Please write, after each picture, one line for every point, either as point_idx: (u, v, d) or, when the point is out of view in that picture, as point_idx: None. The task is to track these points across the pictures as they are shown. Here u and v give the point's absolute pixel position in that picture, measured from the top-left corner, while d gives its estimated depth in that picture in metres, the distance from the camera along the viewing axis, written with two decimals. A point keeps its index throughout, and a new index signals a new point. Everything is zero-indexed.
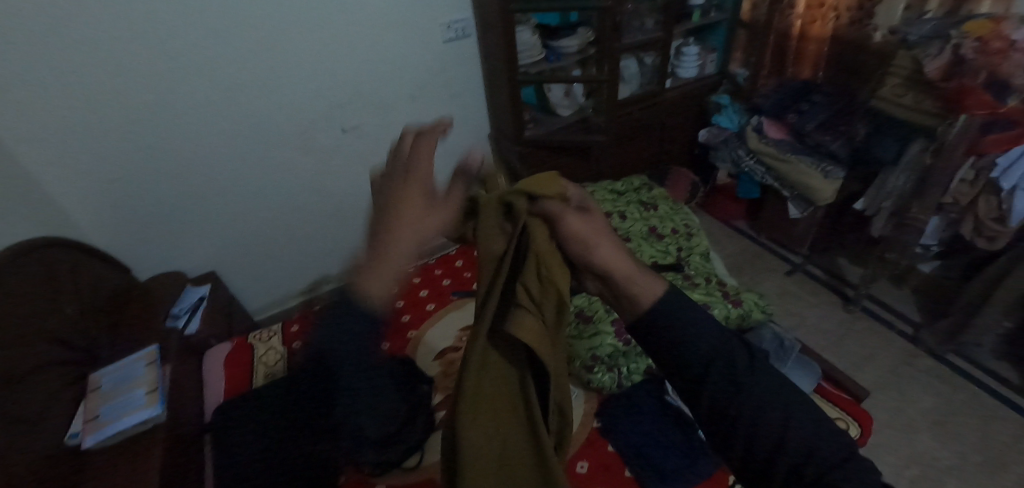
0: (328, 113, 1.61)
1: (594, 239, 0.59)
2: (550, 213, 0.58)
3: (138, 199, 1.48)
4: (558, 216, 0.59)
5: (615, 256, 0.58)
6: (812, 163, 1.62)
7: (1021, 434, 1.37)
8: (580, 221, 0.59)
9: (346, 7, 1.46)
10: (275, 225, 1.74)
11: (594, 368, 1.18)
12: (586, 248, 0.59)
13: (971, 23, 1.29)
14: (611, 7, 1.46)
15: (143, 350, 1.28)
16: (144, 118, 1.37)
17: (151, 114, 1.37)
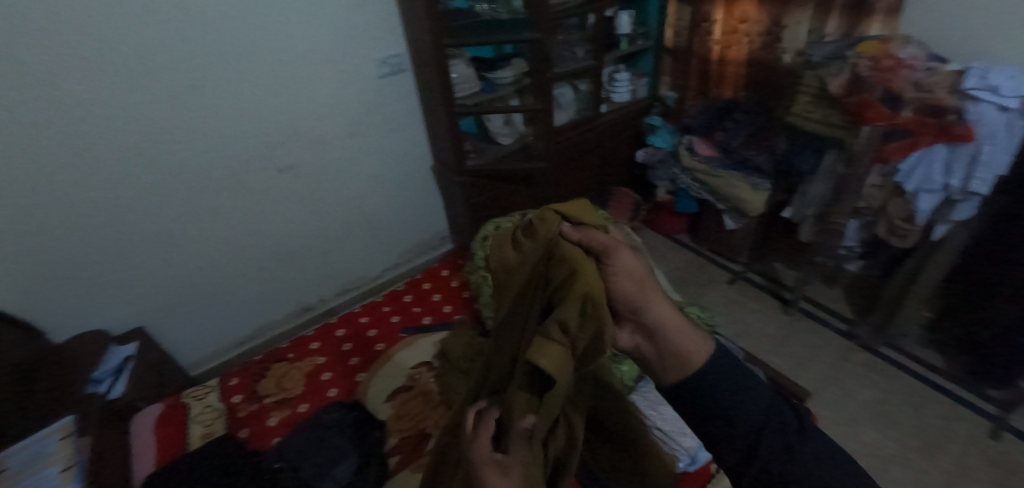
0: (257, 152, 1.54)
1: (646, 297, 0.58)
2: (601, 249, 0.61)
3: (46, 259, 1.35)
4: (609, 252, 0.61)
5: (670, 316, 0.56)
6: (741, 176, 1.72)
7: (950, 415, 1.48)
8: (627, 260, 0.60)
9: (271, 47, 1.41)
10: (206, 274, 1.64)
11: None
12: (642, 297, 0.58)
13: (864, 44, 1.46)
14: (540, 39, 1.51)
15: (61, 422, 1.24)
16: (55, 178, 1.26)
17: (59, 171, 1.26)
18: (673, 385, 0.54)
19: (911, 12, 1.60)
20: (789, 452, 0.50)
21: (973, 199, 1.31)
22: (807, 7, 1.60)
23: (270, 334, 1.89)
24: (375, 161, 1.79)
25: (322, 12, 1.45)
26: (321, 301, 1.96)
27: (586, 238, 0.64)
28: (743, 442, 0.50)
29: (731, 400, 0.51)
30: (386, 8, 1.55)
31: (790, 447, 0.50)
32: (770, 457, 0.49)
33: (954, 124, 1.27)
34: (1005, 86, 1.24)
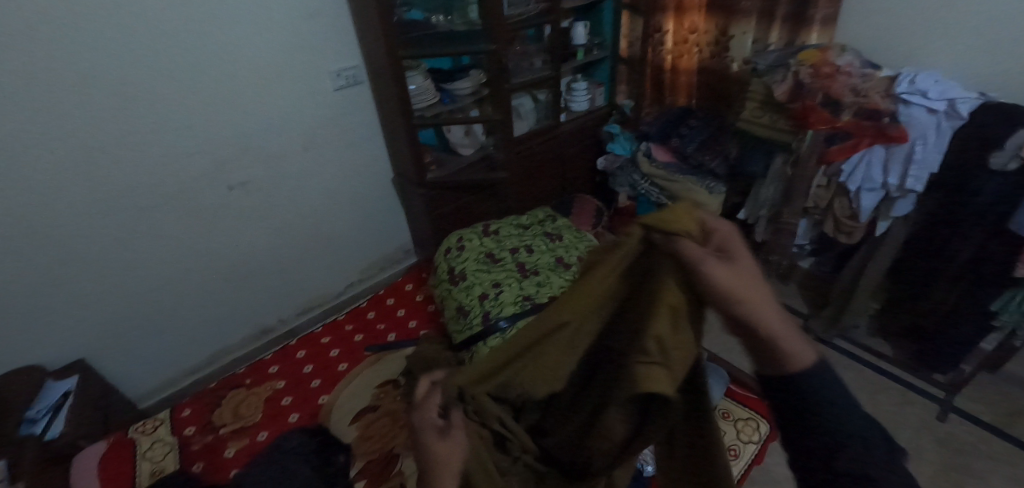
0: (207, 171, 1.47)
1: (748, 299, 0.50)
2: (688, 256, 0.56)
3: None
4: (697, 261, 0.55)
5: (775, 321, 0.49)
6: (698, 181, 1.76)
7: (901, 401, 1.57)
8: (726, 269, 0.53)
9: (220, 63, 1.36)
10: (154, 298, 1.55)
11: None
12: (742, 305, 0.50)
13: (805, 52, 1.52)
14: (497, 51, 1.52)
15: None
16: None
17: None
18: (765, 379, 0.51)
19: (846, 22, 1.69)
20: (873, 466, 0.43)
21: (910, 196, 1.38)
22: (751, 18, 1.68)
23: (226, 359, 1.80)
24: (334, 176, 1.76)
25: (273, 27, 1.41)
26: (280, 322, 1.89)
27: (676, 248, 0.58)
28: (833, 450, 0.45)
29: (817, 406, 0.46)
30: (340, 21, 1.53)
31: (890, 467, 0.43)
32: (854, 465, 0.43)
33: (889, 126, 1.35)
34: (933, 90, 1.34)
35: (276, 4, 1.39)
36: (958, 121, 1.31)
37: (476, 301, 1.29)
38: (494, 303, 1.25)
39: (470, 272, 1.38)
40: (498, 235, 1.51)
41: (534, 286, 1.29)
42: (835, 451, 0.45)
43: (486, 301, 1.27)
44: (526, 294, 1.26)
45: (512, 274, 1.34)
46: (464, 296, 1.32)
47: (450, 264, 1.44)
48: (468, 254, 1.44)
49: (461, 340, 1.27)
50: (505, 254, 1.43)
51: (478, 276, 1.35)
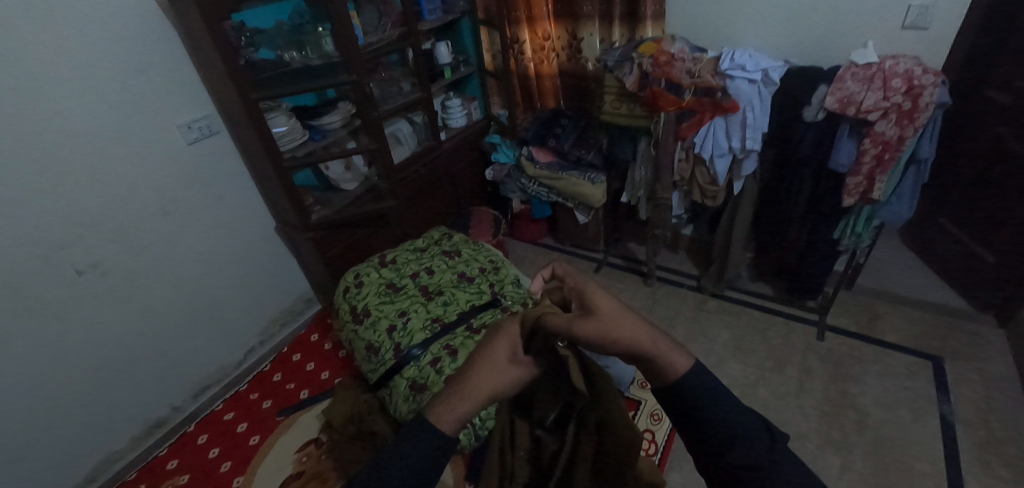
0: (42, 259, 1.26)
1: (612, 318, 0.54)
2: (580, 297, 0.58)
3: None
4: (585, 299, 0.57)
5: (624, 322, 0.54)
6: (579, 175, 1.91)
7: (787, 331, 1.79)
8: (603, 299, 0.56)
9: (36, 135, 1.18)
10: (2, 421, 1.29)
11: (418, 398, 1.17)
12: (604, 326, 0.53)
13: (643, 45, 1.66)
14: (360, 80, 1.50)
15: None
16: None
17: None
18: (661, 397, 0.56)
19: (673, 13, 1.89)
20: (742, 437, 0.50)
21: (752, 155, 1.58)
22: (594, 21, 1.84)
23: (112, 469, 1.55)
24: (208, 238, 1.61)
25: (99, 87, 1.26)
26: (174, 410, 1.67)
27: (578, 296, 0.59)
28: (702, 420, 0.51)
29: (713, 412, 0.51)
30: (181, 70, 1.42)
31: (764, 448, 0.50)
32: (724, 427, 0.50)
33: (722, 99, 1.52)
34: (748, 64, 1.54)
35: (97, 60, 1.24)
36: (774, 87, 1.52)
37: (384, 336, 1.28)
38: (403, 333, 1.27)
39: (373, 307, 1.36)
40: (396, 263, 1.49)
41: (440, 306, 1.32)
42: (722, 451, 0.50)
43: (396, 333, 1.27)
44: (433, 316, 1.29)
45: (417, 299, 1.35)
46: (372, 334, 1.31)
47: (352, 302, 1.41)
48: (368, 289, 1.41)
49: (377, 378, 1.26)
50: (406, 280, 1.42)
51: (382, 309, 1.34)
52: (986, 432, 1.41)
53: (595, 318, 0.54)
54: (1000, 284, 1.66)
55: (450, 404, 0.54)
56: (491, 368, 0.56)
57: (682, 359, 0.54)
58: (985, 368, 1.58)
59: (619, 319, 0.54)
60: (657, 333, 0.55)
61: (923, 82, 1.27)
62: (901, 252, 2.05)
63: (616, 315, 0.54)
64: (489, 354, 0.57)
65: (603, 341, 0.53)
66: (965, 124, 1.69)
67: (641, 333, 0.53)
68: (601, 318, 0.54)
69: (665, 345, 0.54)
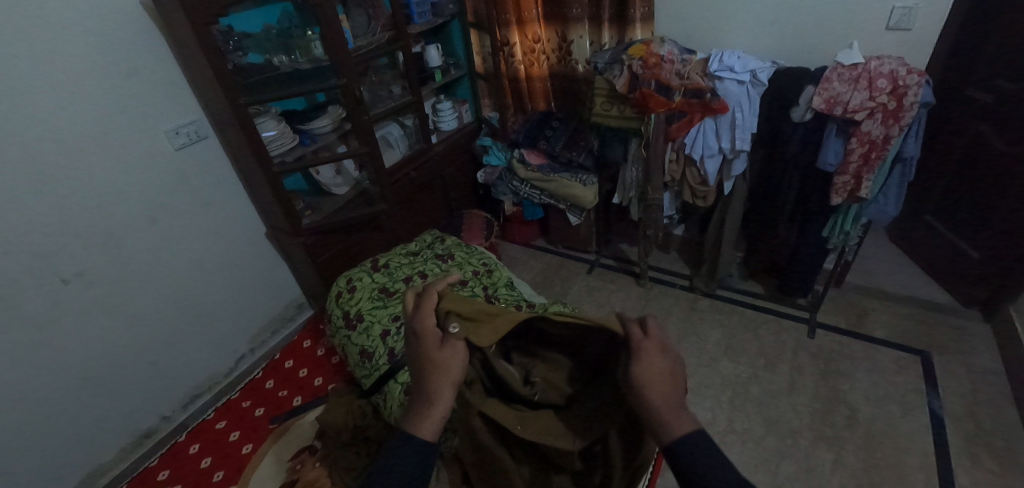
0: (24, 268, 1.24)
1: (646, 387, 0.60)
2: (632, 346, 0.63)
3: None
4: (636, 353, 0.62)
5: (654, 385, 0.59)
6: (570, 177, 1.92)
7: (779, 329, 1.81)
8: (650, 365, 0.60)
9: (19, 141, 1.16)
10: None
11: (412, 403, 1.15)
12: (643, 386, 0.60)
13: (633, 48, 1.65)
14: (349, 84, 1.49)
15: None
16: None
17: None
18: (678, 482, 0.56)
19: (662, 17, 1.91)
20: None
21: (741, 156, 1.59)
22: (584, 23, 1.85)
23: (100, 481, 1.53)
24: (197, 245, 1.60)
25: (83, 93, 1.24)
26: (164, 420, 1.65)
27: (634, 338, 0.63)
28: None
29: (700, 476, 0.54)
30: (169, 74, 1.40)
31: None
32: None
33: (711, 100, 1.53)
34: (737, 65, 1.55)
35: (81, 66, 1.22)
36: (762, 87, 1.53)
37: (378, 341, 1.28)
38: (397, 337, 1.26)
39: (366, 312, 1.35)
40: (389, 267, 1.49)
41: None
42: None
43: (389, 338, 1.27)
44: None
45: None
46: (365, 339, 1.30)
47: (344, 307, 1.41)
48: (360, 294, 1.41)
49: (371, 383, 1.25)
50: (399, 285, 1.42)
51: (375, 314, 1.33)
52: (973, 425, 1.43)
53: (640, 378, 0.60)
54: (985, 279, 1.69)
55: (432, 416, 0.65)
56: (444, 371, 0.67)
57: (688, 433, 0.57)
58: (972, 362, 1.60)
59: (657, 381, 0.60)
60: (677, 405, 0.59)
61: (907, 82, 1.28)
62: (890, 249, 2.09)
63: (653, 383, 0.59)
64: (439, 354, 0.69)
65: (640, 399, 0.60)
66: (949, 122, 1.72)
67: (661, 396, 0.59)
68: (641, 385, 0.60)
69: (674, 409, 0.59)
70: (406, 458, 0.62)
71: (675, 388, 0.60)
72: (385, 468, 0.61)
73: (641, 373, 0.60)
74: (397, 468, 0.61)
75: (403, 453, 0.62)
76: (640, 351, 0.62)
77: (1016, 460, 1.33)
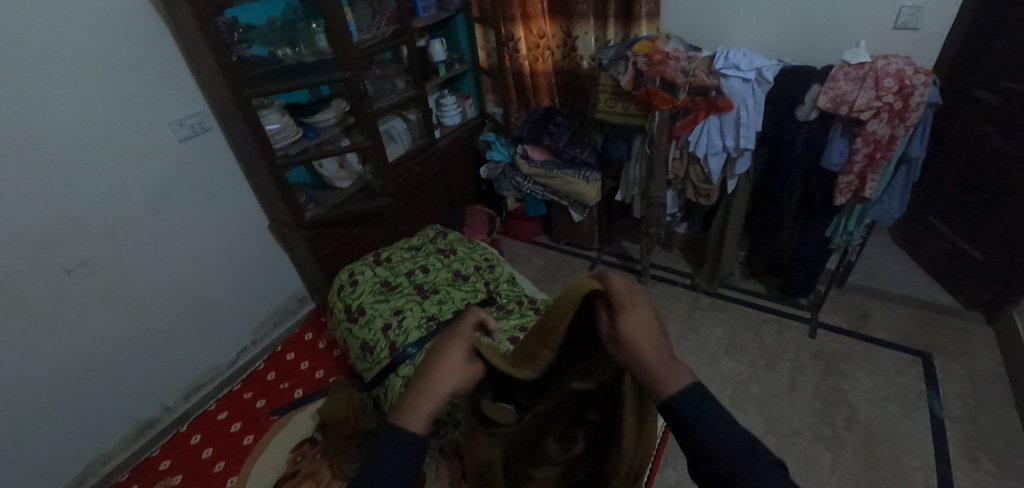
0: (29, 258, 1.24)
1: (636, 344, 0.62)
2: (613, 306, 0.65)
3: None
4: (619, 311, 0.64)
5: (643, 337, 0.62)
6: (574, 173, 1.91)
7: (780, 328, 1.81)
8: (634, 320, 0.62)
9: (24, 130, 1.16)
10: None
11: None
12: (631, 342, 0.62)
13: (638, 44, 1.64)
14: (353, 77, 1.49)
15: None
16: None
17: None
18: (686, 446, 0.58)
19: (668, 14, 1.90)
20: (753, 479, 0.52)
21: (745, 154, 1.59)
22: (589, 19, 1.84)
23: (102, 471, 1.54)
24: (200, 237, 1.60)
25: (88, 83, 1.24)
26: (165, 411, 1.66)
27: (612, 295, 0.65)
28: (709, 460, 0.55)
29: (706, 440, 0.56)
30: (173, 65, 1.40)
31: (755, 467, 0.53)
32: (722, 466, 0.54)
33: (716, 98, 1.52)
34: (742, 63, 1.54)
35: (87, 57, 1.23)
36: (767, 86, 1.53)
37: (379, 334, 1.28)
38: (398, 331, 1.26)
39: (368, 306, 1.36)
40: (391, 261, 1.49)
41: (435, 304, 1.32)
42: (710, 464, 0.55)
43: (390, 332, 1.27)
44: (429, 314, 1.28)
45: (412, 298, 1.35)
46: (367, 332, 1.31)
47: (346, 301, 1.41)
48: (362, 288, 1.41)
49: (372, 377, 1.26)
50: (401, 279, 1.42)
51: (376, 308, 1.34)
52: (974, 427, 1.43)
53: (627, 334, 0.62)
54: (988, 281, 1.68)
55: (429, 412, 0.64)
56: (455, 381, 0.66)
57: (682, 382, 0.59)
58: (973, 364, 1.60)
59: (644, 334, 0.62)
60: (668, 354, 0.62)
61: (914, 82, 1.28)
62: (892, 250, 2.08)
63: (640, 337, 0.62)
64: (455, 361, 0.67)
65: (631, 356, 0.63)
66: (955, 122, 1.71)
67: (650, 347, 0.61)
68: (632, 342, 0.62)
69: (666, 361, 0.61)
70: (404, 442, 0.61)
71: (660, 337, 0.62)
72: (387, 452, 0.61)
73: (628, 329, 0.62)
74: (400, 451, 0.61)
75: (405, 439, 0.62)
76: (622, 307, 0.64)
77: (1016, 462, 1.33)
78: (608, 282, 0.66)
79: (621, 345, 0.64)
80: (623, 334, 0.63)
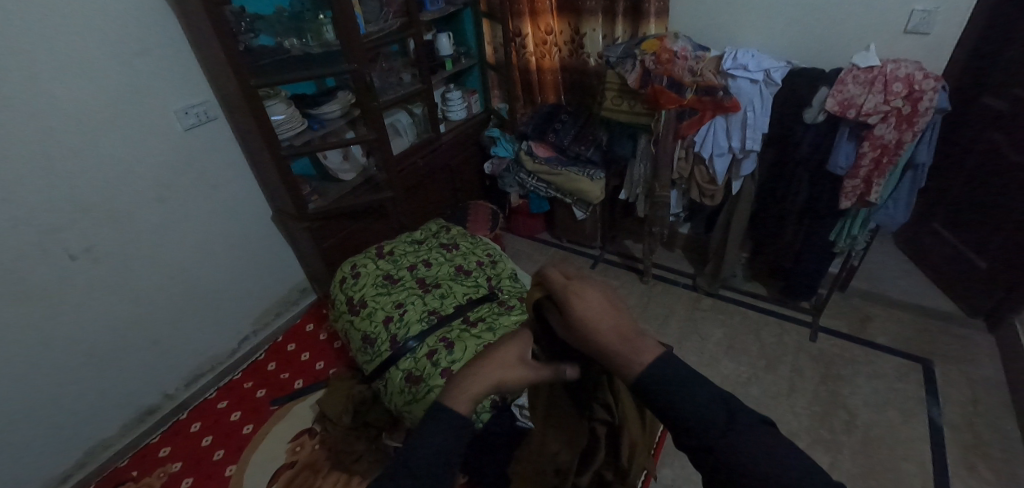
0: (33, 243, 1.25)
1: (588, 325, 0.60)
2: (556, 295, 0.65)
3: None
4: (562, 296, 0.64)
5: (594, 316, 0.60)
6: (578, 171, 1.91)
7: (780, 330, 1.81)
8: (580, 301, 0.62)
9: (30, 116, 1.16)
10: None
11: (413, 391, 1.16)
12: (585, 324, 0.60)
13: (646, 42, 1.64)
14: (360, 70, 1.49)
15: None
16: None
17: None
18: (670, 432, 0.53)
19: (677, 12, 1.89)
20: (730, 444, 0.47)
21: (751, 155, 1.58)
22: (597, 16, 1.83)
23: (102, 455, 1.55)
24: (204, 226, 1.61)
25: (95, 70, 1.24)
26: (166, 398, 1.67)
27: (553, 287, 0.66)
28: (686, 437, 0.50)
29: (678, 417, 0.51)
30: (180, 54, 1.40)
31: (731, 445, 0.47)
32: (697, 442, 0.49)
33: (723, 98, 1.52)
34: (751, 63, 1.53)
35: (94, 43, 1.22)
36: (775, 87, 1.52)
37: (381, 327, 1.28)
38: (399, 324, 1.27)
39: (369, 298, 1.36)
40: (393, 254, 1.49)
41: (437, 298, 1.32)
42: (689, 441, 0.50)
43: (392, 324, 1.27)
44: (430, 309, 1.28)
45: (413, 292, 1.35)
46: (368, 324, 1.31)
47: (348, 293, 1.41)
48: (364, 280, 1.41)
49: (373, 369, 1.26)
50: (403, 272, 1.42)
51: (378, 301, 1.34)
52: (972, 434, 1.43)
53: (577, 317, 0.61)
54: (992, 289, 1.67)
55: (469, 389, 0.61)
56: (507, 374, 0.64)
57: (648, 357, 0.55)
58: (974, 372, 1.59)
59: (596, 314, 0.60)
60: (634, 330, 0.58)
61: (923, 86, 1.27)
62: (896, 255, 2.07)
63: (591, 316, 0.60)
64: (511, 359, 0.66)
65: (590, 340, 0.60)
66: (963, 129, 1.70)
67: (607, 325, 0.59)
68: (585, 324, 0.60)
69: (629, 340, 0.57)
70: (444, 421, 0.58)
71: (620, 312, 0.61)
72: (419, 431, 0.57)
73: (579, 310, 0.61)
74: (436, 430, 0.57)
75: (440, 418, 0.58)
76: (565, 293, 0.64)
77: (1013, 471, 1.33)
78: (549, 274, 0.68)
79: (577, 331, 0.62)
80: (572, 318, 0.62)
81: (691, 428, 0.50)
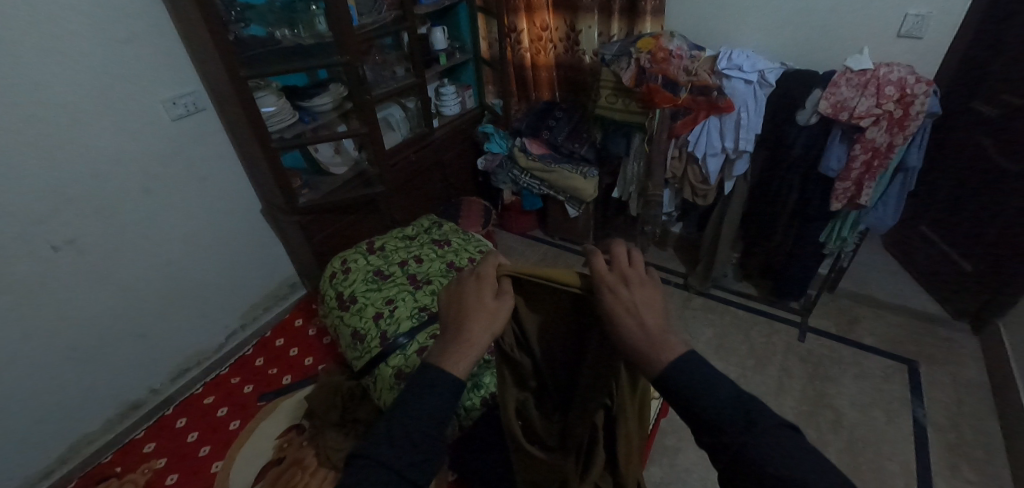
0: (14, 235, 1.22)
1: (631, 315, 0.59)
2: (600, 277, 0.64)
3: None
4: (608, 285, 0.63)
5: (638, 309, 0.60)
6: (571, 169, 1.90)
7: (770, 331, 1.82)
8: (630, 292, 0.61)
9: (11, 105, 1.13)
10: None
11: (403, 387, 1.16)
12: (626, 315, 0.60)
13: (641, 41, 1.63)
14: (352, 62, 1.47)
15: None
16: None
17: None
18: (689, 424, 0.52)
19: (673, 11, 1.89)
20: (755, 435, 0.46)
21: (744, 157, 1.59)
22: (593, 13, 1.82)
23: (86, 450, 1.53)
24: (192, 219, 1.58)
25: (80, 58, 1.21)
26: (152, 393, 1.64)
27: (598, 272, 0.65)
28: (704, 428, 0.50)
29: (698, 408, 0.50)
30: (168, 43, 1.37)
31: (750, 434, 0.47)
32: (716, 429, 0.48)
33: (717, 98, 1.52)
34: (745, 64, 1.54)
35: (78, 30, 1.19)
36: (768, 88, 1.52)
37: (370, 323, 1.27)
38: (389, 320, 1.26)
39: (360, 294, 1.35)
40: (384, 250, 1.48)
41: (428, 295, 1.31)
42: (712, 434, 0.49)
43: (382, 320, 1.26)
44: (421, 306, 1.27)
45: (404, 288, 1.34)
46: (358, 320, 1.30)
47: (337, 288, 1.40)
48: (355, 276, 1.40)
49: (361, 366, 1.25)
50: (394, 268, 1.41)
51: (368, 297, 1.33)
52: (955, 434, 1.45)
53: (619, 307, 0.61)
54: (977, 291, 1.70)
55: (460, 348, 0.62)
56: (489, 318, 0.65)
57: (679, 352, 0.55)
58: (958, 373, 1.62)
59: (642, 307, 0.60)
60: (669, 329, 0.58)
61: (915, 91, 1.28)
62: (884, 257, 2.10)
63: (635, 307, 0.60)
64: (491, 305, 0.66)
65: (625, 329, 0.59)
66: (952, 134, 1.71)
67: (649, 320, 0.59)
68: (627, 314, 0.60)
69: (665, 334, 0.57)
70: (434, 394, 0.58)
71: (656, 311, 0.59)
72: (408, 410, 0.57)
73: (624, 299, 0.61)
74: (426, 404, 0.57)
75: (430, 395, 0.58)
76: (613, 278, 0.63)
77: (993, 472, 1.35)
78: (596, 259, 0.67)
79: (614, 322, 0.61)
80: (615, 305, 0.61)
81: (712, 424, 0.49)
